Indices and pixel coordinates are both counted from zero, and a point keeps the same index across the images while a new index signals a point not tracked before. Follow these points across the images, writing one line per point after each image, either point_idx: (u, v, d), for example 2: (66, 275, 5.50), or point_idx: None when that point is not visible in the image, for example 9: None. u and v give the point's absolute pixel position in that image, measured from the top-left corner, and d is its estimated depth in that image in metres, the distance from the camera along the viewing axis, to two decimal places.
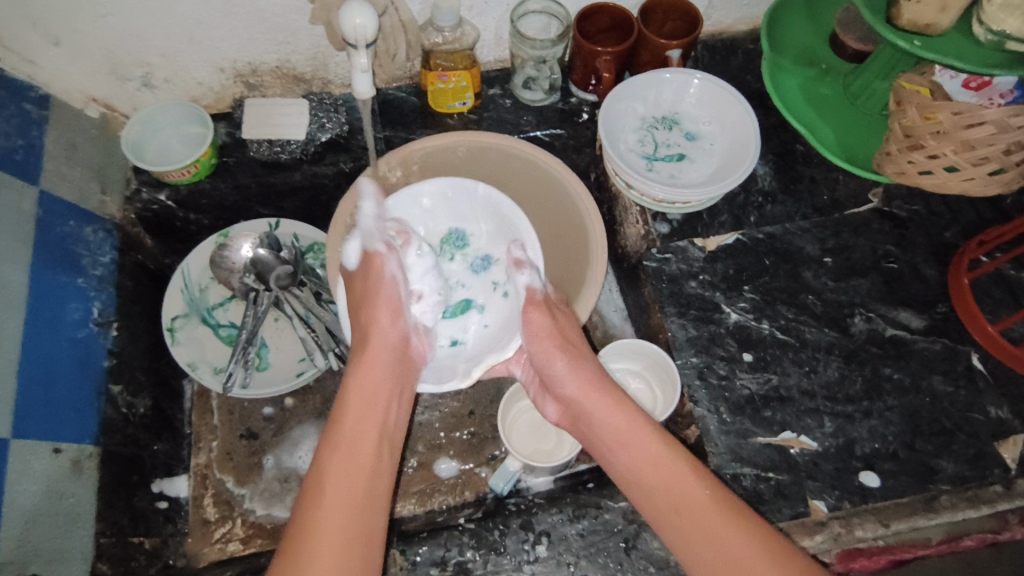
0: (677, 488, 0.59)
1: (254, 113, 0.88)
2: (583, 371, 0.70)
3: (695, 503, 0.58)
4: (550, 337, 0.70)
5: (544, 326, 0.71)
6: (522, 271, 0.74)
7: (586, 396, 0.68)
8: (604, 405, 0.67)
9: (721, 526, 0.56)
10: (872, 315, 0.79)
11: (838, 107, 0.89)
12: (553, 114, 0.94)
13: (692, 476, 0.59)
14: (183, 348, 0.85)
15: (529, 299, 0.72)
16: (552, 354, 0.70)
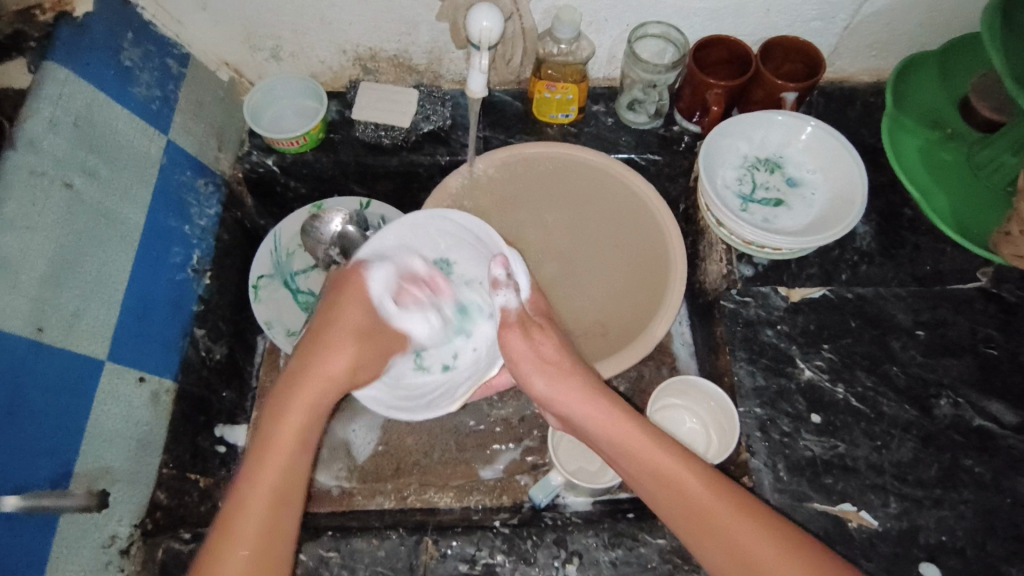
0: (685, 488, 0.58)
1: (366, 95, 0.92)
2: (564, 381, 0.65)
3: (700, 500, 0.58)
4: (529, 349, 0.66)
5: (525, 341, 0.65)
6: (499, 292, 0.67)
7: (581, 410, 0.64)
8: (601, 418, 0.63)
9: (724, 520, 0.56)
10: (960, 400, 0.74)
11: (957, 175, 0.84)
12: (653, 139, 0.94)
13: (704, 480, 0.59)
14: (264, 306, 0.89)
15: (504, 321, 0.66)
16: (531, 372, 0.66)
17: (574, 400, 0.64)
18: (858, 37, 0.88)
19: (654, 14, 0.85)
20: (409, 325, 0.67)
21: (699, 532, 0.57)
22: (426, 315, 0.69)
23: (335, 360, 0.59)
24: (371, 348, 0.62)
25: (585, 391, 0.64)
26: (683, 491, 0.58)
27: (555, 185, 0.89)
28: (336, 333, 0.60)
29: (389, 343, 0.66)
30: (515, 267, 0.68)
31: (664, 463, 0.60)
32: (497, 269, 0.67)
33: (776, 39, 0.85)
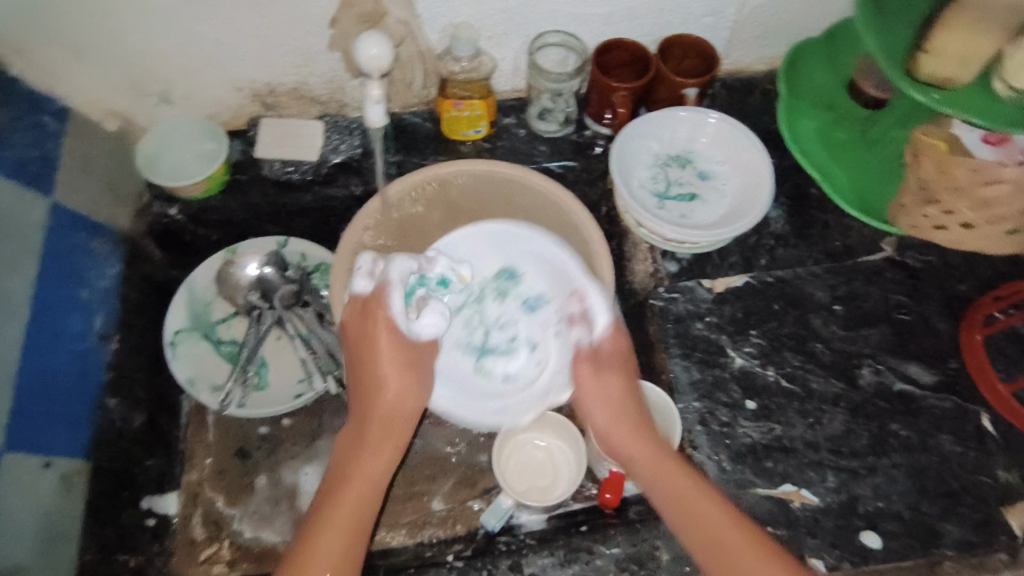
0: (715, 532, 0.59)
1: (267, 133, 0.90)
2: (625, 404, 0.68)
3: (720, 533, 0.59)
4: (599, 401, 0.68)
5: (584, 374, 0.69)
6: (575, 327, 0.72)
7: (630, 442, 0.66)
8: (635, 437, 0.67)
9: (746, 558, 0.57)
10: (882, 367, 0.78)
11: (854, 152, 0.87)
12: (567, 145, 0.94)
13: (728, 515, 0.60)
14: (184, 363, 0.83)
15: (576, 355, 0.71)
16: (592, 400, 0.69)
17: (634, 436, 0.67)
18: (749, 29, 0.91)
19: (552, 24, 0.85)
20: (427, 331, 0.68)
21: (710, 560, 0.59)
22: (439, 311, 0.69)
23: (393, 389, 0.66)
24: (414, 371, 0.68)
25: (640, 431, 0.67)
26: (711, 535, 0.59)
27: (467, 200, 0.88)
28: (381, 369, 0.66)
29: (422, 356, 0.70)
30: (590, 303, 0.70)
31: (689, 488, 0.62)
32: (575, 305, 0.71)
33: (673, 37, 0.87)
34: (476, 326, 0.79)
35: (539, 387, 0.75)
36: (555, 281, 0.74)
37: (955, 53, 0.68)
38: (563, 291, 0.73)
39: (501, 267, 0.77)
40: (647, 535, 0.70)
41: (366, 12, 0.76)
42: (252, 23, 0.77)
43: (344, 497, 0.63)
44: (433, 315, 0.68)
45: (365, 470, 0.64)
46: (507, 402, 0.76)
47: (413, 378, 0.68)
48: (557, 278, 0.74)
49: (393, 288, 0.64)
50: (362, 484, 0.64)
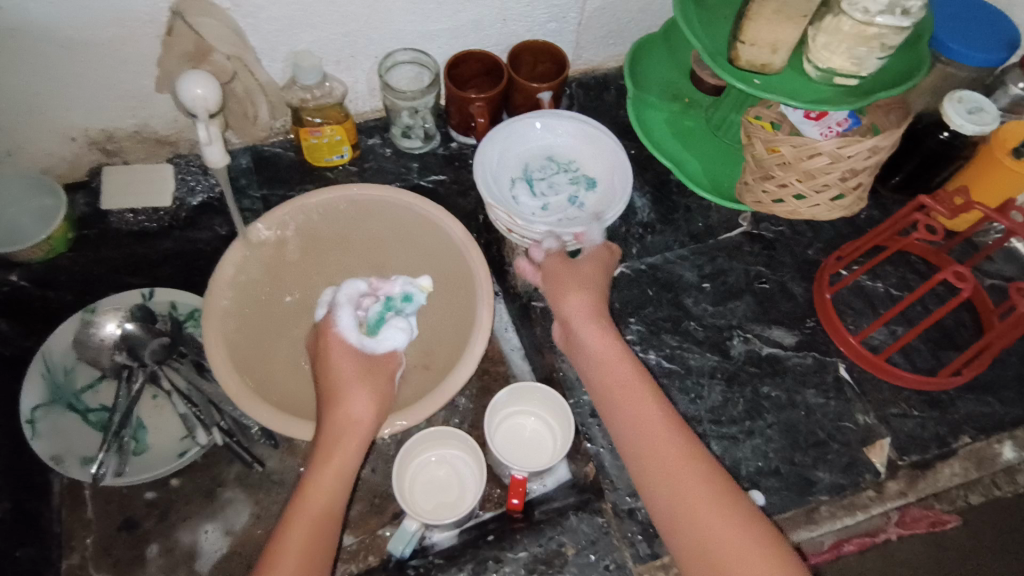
0: (681, 470, 0.62)
1: (113, 181, 0.84)
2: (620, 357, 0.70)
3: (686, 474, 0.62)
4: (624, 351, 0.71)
5: (597, 329, 0.72)
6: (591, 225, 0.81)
7: (616, 381, 0.69)
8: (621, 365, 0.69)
9: (705, 494, 0.60)
10: (749, 335, 0.83)
11: (702, 138, 0.92)
12: (435, 160, 0.95)
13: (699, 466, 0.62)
14: (46, 441, 0.77)
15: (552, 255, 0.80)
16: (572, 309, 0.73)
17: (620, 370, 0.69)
18: (592, 31, 0.94)
19: (398, 42, 0.84)
20: (385, 343, 0.77)
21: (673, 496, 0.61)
22: (396, 325, 0.78)
23: (355, 404, 0.69)
24: (374, 382, 0.73)
25: (633, 374, 0.69)
26: (671, 467, 0.62)
27: (331, 227, 0.86)
28: (343, 384, 0.71)
29: (385, 367, 0.76)
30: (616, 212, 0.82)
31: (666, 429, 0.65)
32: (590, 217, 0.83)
33: (522, 44, 0.89)
34: (513, 159, 0.88)
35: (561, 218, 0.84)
36: (590, 189, 0.87)
37: (766, 41, 0.72)
38: (609, 177, 0.87)
39: (594, 176, 0.88)
40: (551, 533, 0.72)
41: (191, 49, 0.73)
42: (72, 70, 0.72)
43: (303, 510, 0.63)
44: (389, 332, 0.77)
45: (328, 482, 0.65)
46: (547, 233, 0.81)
47: (375, 386, 0.73)
48: (611, 158, 0.88)
49: (340, 311, 0.77)
50: (326, 498, 0.64)
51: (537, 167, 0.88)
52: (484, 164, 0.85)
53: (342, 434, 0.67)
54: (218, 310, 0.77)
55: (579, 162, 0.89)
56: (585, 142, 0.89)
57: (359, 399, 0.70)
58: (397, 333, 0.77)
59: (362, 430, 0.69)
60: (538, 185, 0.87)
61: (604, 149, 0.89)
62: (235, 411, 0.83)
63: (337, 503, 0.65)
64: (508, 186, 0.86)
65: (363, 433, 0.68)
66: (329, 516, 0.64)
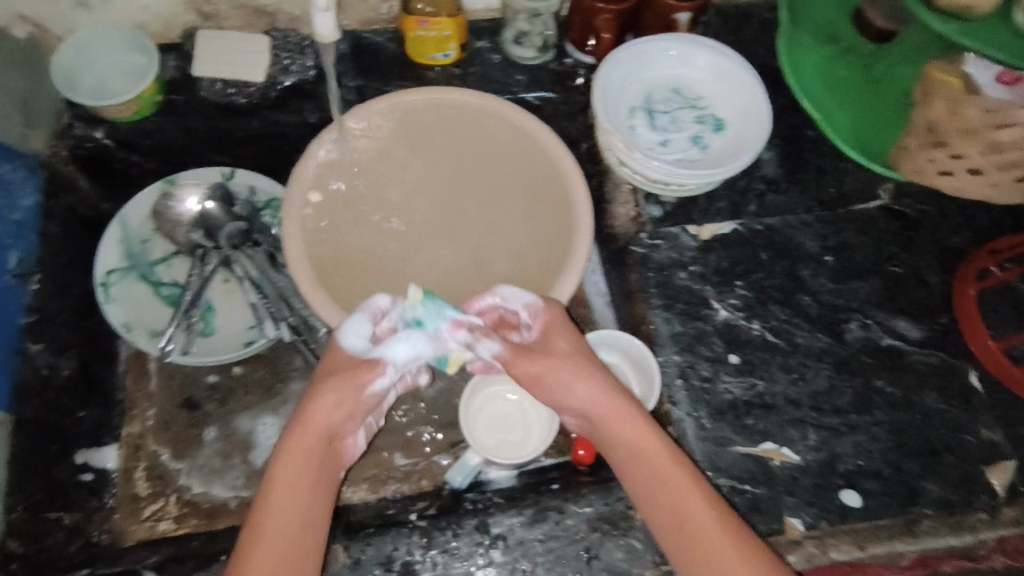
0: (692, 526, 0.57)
1: (207, 47, 0.78)
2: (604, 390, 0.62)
3: (705, 533, 0.56)
4: (611, 396, 0.62)
5: (571, 372, 0.63)
6: (713, 172, 0.71)
7: (616, 426, 0.62)
8: (601, 399, 0.62)
9: (725, 553, 0.55)
10: (869, 322, 0.74)
11: (855, 90, 0.80)
12: (545, 75, 0.86)
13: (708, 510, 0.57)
14: (117, 306, 0.75)
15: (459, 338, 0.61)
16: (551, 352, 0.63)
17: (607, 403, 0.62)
18: None
19: None
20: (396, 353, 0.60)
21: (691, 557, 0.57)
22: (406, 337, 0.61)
23: (320, 407, 0.60)
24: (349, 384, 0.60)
25: (627, 417, 0.62)
26: (680, 513, 0.58)
27: (423, 132, 0.79)
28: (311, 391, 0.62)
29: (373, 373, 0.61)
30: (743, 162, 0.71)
31: (668, 468, 0.59)
32: (712, 165, 0.74)
33: None
34: (633, 86, 0.78)
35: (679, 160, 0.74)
36: (717, 130, 0.77)
37: None
38: (739, 121, 0.76)
39: (722, 117, 0.77)
40: (620, 493, 0.65)
41: None
42: None
43: (262, 539, 0.55)
44: (396, 342, 0.61)
45: (298, 504, 0.57)
46: (662, 173, 0.72)
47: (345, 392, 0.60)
48: (745, 100, 0.76)
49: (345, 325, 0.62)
50: (287, 523, 0.56)
51: (659, 99, 0.78)
52: (601, 89, 0.75)
53: (297, 456, 0.58)
54: (296, 201, 0.72)
55: (708, 98, 0.78)
56: (717, 78, 0.78)
57: (326, 399, 0.60)
58: (402, 345, 0.60)
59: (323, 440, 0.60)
60: (657, 120, 0.77)
61: (738, 90, 0.77)
62: (304, 309, 0.78)
63: (312, 527, 0.57)
64: (623, 117, 0.76)
65: (318, 455, 0.60)
66: (307, 529, 0.57)
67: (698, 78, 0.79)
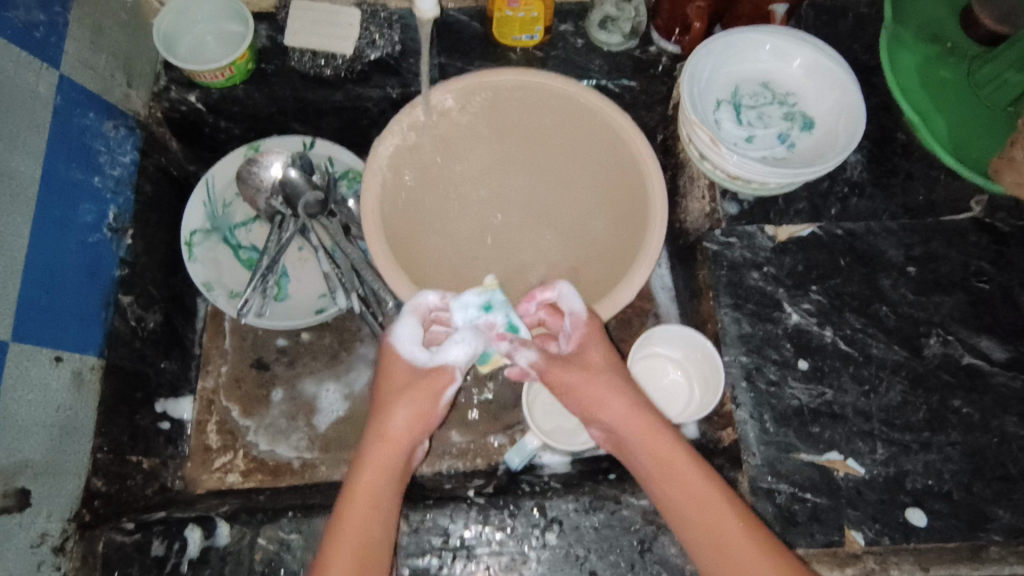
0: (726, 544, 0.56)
1: (300, 17, 0.79)
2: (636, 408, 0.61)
3: (744, 553, 0.55)
4: (640, 413, 0.61)
5: (603, 385, 0.61)
6: (799, 172, 0.69)
7: (640, 444, 0.60)
8: (629, 412, 0.61)
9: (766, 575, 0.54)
10: (950, 338, 0.71)
11: (956, 95, 0.77)
12: (627, 62, 0.85)
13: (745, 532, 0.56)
14: (200, 266, 0.79)
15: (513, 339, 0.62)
16: (576, 362, 0.62)
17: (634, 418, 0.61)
18: None
19: None
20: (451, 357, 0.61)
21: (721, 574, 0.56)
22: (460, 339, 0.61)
23: (396, 417, 0.61)
24: (423, 394, 0.61)
25: (650, 426, 0.60)
26: (713, 534, 0.57)
27: (503, 113, 0.79)
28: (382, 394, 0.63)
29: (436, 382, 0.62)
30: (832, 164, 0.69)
31: (697, 486, 0.58)
32: (798, 165, 0.72)
33: None
34: (721, 79, 0.76)
35: (763, 157, 0.73)
36: (806, 129, 0.74)
37: None
38: (831, 121, 0.74)
39: (812, 115, 0.75)
40: None
41: None
42: None
43: (343, 536, 0.56)
44: (451, 345, 0.61)
45: (369, 503, 0.58)
46: (745, 171, 0.71)
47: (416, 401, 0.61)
48: (838, 99, 0.74)
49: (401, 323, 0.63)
50: (366, 521, 0.57)
51: (747, 93, 0.76)
52: (690, 79, 0.73)
53: (381, 467, 0.60)
54: (380, 175, 0.73)
55: (798, 96, 0.76)
56: (810, 74, 0.75)
57: (407, 408, 0.62)
58: (455, 346, 0.61)
59: (400, 447, 0.61)
60: (743, 115, 0.75)
61: (832, 88, 0.74)
62: (374, 283, 0.79)
63: (383, 529, 0.58)
64: (709, 110, 0.74)
65: (396, 471, 0.61)
66: (379, 534, 0.57)
67: (789, 73, 0.76)
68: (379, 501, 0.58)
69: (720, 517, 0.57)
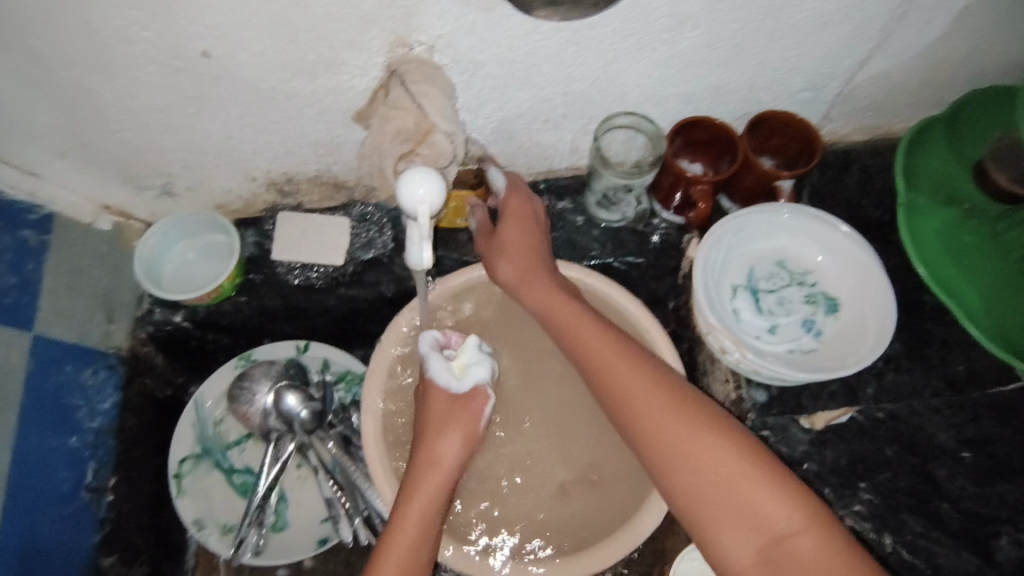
0: (720, 494, 0.52)
1: (287, 230, 0.77)
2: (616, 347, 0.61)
3: (724, 484, 0.52)
4: (636, 371, 0.59)
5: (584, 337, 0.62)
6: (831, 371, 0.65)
7: (593, 358, 0.61)
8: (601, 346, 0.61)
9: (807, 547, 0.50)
10: (1023, 536, 0.65)
11: (984, 263, 0.72)
12: (631, 237, 0.81)
13: (773, 499, 0.51)
14: (189, 500, 0.72)
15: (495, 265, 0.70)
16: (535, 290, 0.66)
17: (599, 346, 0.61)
18: (850, 101, 0.76)
19: (620, 105, 0.72)
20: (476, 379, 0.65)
21: (720, 529, 0.52)
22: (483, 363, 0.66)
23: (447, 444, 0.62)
24: (462, 412, 0.63)
25: (631, 364, 0.59)
26: (731, 492, 0.52)
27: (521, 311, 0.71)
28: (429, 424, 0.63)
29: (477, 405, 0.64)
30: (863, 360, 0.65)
31: (721, 478, 0.52)
32: (828, 357, 0.67)
33: (762, 114, 0.73)
34: (735, 260, 0.72)
35: (786, 351, 0.68)
36: (829, 313, 0.70)
37: None
38: (855, 304, 0.70)
39: (834, 296, 0.71)
40: None
41: (406, 126, 0.59)
42: (268, 117, 0.64)
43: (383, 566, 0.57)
44: (473, 371, 0.65)
45: (412, 539, 0.58)
46: (778, 370, 0.66)
47: (461, 420, 0.63)
48: (857, 280, 0.70)
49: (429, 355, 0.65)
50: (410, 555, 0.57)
51: (764, 274, 0.72)
52: (705, 268, 0.70)
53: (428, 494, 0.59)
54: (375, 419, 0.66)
55: (816, 274, 0.72)
56: (827, 252, 0.72)
57: (451, 439, 0.62)
58: (477, 371, 0.65)
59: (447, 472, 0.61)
60: (762, 298, 0.71)
61: (851, 268, 0.71)
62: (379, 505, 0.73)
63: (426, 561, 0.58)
64: (727, 297, 0.70)
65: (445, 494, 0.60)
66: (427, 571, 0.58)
67: (803, 249, 0.73)
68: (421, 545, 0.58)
69: (739, 483, 0.52)
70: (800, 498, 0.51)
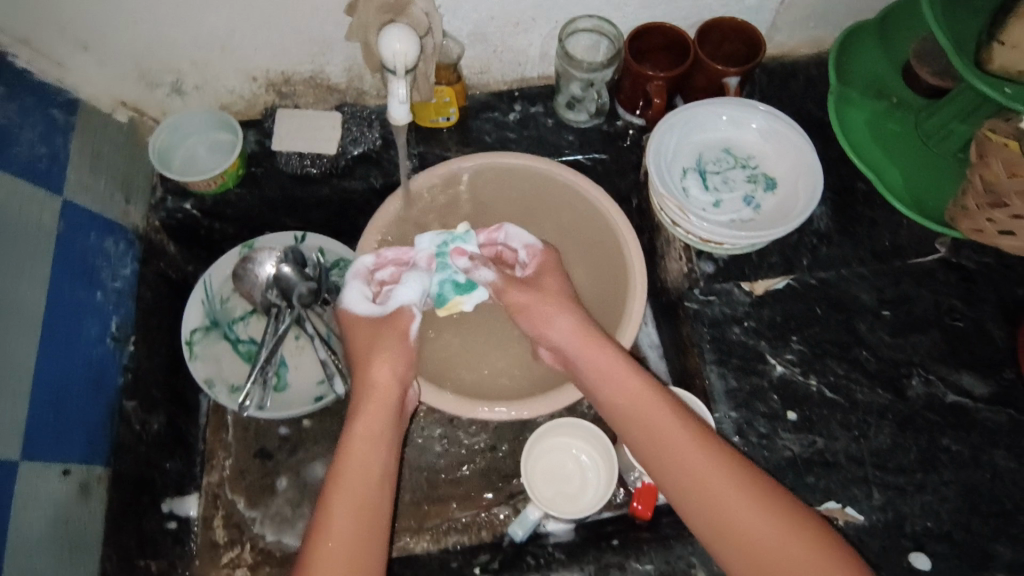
0: (649, 419, 0.64)
1: (287, 123, 0.85)
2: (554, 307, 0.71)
3: (648, 411, 0.65)
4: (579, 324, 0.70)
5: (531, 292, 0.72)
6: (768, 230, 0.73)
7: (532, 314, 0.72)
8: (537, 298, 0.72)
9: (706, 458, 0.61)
10: (931, 377, 0.74)
11: (907, 146, 0.82)
12: (597, 136, 0.90)
13: (679, 423, 0.63)
14: (201, 364, 0.81)
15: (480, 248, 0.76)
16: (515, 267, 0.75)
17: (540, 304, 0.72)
18: (792, 9, 0.84)
19: (583, 8, 0.80)
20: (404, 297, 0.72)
21: (660, 444, 0.63)
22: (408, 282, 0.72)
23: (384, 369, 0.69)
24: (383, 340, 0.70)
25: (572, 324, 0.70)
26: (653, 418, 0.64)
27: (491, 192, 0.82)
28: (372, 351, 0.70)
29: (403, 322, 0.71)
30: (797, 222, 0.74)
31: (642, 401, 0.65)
32: (765, 225, 0.76)
33: (714, 20, 0.81)
34: (685, 147, 0.81)
35: (729, 220, 0.77)
36: (768, 189, 0.79)
37: None
38: (791, 180, 0.78)
39: (772, 175, 0.79)
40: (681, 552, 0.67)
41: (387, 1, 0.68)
42: (267, 13, 0.73)
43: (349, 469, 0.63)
44: (399, 289, 0.72)
45: (370, 443, 0.65)
46: (719, 233, 0.74)
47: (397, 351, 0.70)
48: (794, 160, 0.79)
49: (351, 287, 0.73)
50: (366, 460, 0.63)
51: (711, 159, 0.80)
52: (656, 153, 0.78)
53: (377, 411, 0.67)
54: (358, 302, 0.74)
55: (757, 158, 0.80)
56: (767, 138, 0.80)
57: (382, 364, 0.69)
58: (403, 290, 0.72)
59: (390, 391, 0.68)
60: (708, 180, 0.79)
61: (788, 150, 0.79)
62: None
63: (383, 466, 0.64)
64: (676, 178, 0.79)
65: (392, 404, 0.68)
66: (383, 477, 0.64)
67: (747, 137, 0.81)
68: (378, 452, 0.64)
69: (658, 410, 0.65)
70: (697, 424, 0.63)
